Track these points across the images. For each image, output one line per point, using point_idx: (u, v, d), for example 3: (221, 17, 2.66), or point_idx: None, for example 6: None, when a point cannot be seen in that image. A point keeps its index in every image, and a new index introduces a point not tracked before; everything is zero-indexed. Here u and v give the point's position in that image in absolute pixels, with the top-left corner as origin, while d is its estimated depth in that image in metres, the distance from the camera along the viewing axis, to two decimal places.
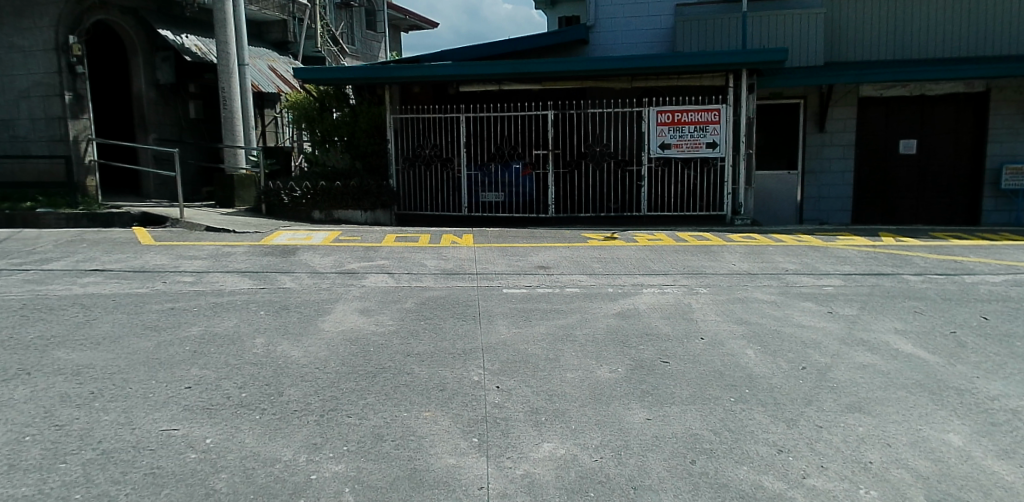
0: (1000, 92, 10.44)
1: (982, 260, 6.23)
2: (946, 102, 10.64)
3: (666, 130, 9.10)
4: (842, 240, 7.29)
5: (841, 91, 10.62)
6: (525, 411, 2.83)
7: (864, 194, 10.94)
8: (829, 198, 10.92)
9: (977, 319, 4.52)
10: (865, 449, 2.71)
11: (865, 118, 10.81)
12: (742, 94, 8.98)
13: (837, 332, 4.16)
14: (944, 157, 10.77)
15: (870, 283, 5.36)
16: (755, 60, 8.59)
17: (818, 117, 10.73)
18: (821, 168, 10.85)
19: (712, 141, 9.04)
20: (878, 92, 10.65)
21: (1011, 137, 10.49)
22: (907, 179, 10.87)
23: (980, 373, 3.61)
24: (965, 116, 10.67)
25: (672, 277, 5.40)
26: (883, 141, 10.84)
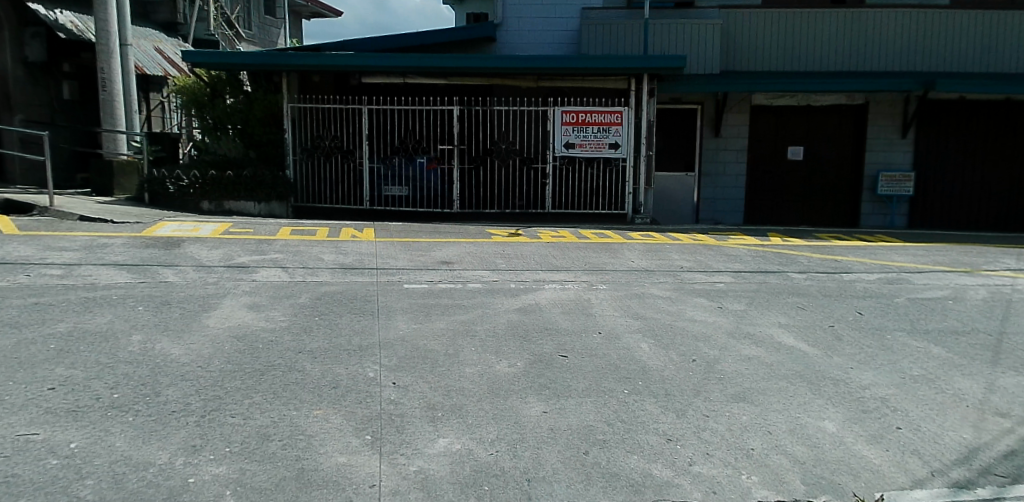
0: (877, 105, 11.29)
1: (859, 259, 6.72)
2: (830, 112, 11.41)
3: (571, 129, 9.31)
4: (734, 239, 7.67)
5: (735, 99, 11.17)
6: (421, 407, 2.79)
7: (755, 196, 11.57)
8: (723, 199, 11.51)
9: (852, 314, 4.86)
10: (747, 436, 2.86)
11: (757, 125, 11.42)
12: (643, 97, 9.30)
13: (726, 326, 4.36)
14: (828, 163, 11.54)
15: (758, 280, 5.66)
16: (656, 66, 8.88)
17: (714, 123, 11.25)
18: (716, 171, 11.42)
19: (615, 142, 9.33)
20: (769, 101, 11.29)
21: (886, 147, 11.38)
22: (795, 183, 11.57)
23: (854, 364, 3.91)
24: (847, 126, 11.46)
25: (573, 273, 5.50)
26: (774, 147, 11.49)
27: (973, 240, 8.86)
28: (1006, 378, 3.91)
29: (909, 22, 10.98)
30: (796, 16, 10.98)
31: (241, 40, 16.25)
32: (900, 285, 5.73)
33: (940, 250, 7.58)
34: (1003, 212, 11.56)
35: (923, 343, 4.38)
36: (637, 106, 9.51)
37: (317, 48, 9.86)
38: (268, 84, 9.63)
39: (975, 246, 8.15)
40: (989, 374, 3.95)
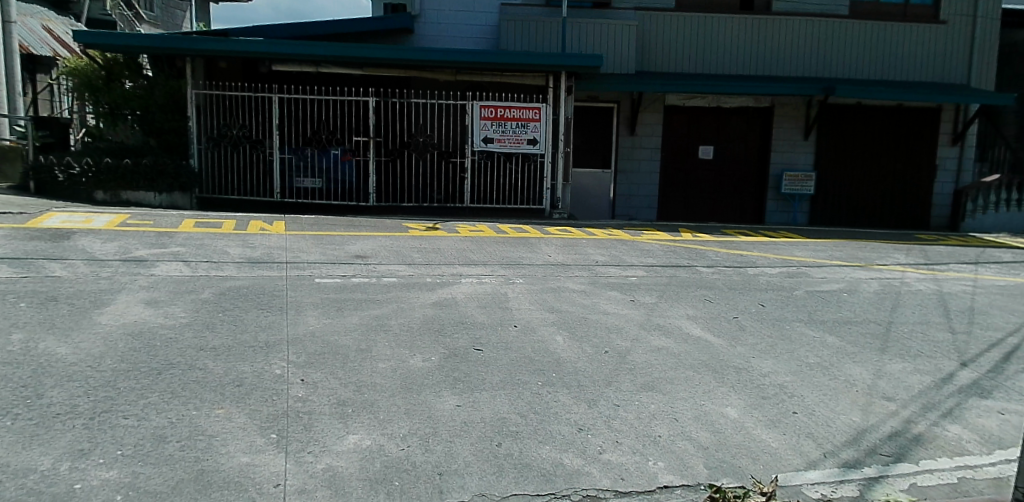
0: (781, 108, 11.89)
1: (763, 254, 7.07)
2: (737, 114, 11.94)
3: (489, 124, 9.31)
4: (647, 234, 7.92)
5: (649, 98, 11.53)
6: (331, 403, 2.73)
7: (668, 192, 11.97)
8: (637, 195, 11.86)
9: (755, 306, 5.12)
10: (654, 424, 3.01)
11: (671, 124, 11.82)
12: (561, 94, 9.43)
13: (637, 318, 4.50)
14: (736, 162, 12.09)
15: (669, 274, 5.86)
16: (573, 63, 9.06)
17: (630, 121, 11.58)
18: (631, 168, 11.76)
19: (533, 137, 9.39)
20: (682, 102, 11.70)
21: (790, 148, 12.02)
22: (705, 181, 12.07)
23: (756, 353, 4.14)
24: (754, 127, 12.03)
25: (490, 267, 5.52)
26: (686, 146, 11.92)
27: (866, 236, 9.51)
28: (890, 365, 4.31)
29: (809, 30, 11.64)
30: (706, 20, 11.43)
31: (141, 22, 15.37)
32: (800, 279, 6.07)
33: (836, 245, 8.09)
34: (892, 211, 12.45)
35: (818, 332, 4.71)
36: (555, 103, 9.64)
37: (224, 33, 9.47)
38: (170, 69, 9.18)
39: (868, 242, 8.74)
40: (876, 361, 4.33)
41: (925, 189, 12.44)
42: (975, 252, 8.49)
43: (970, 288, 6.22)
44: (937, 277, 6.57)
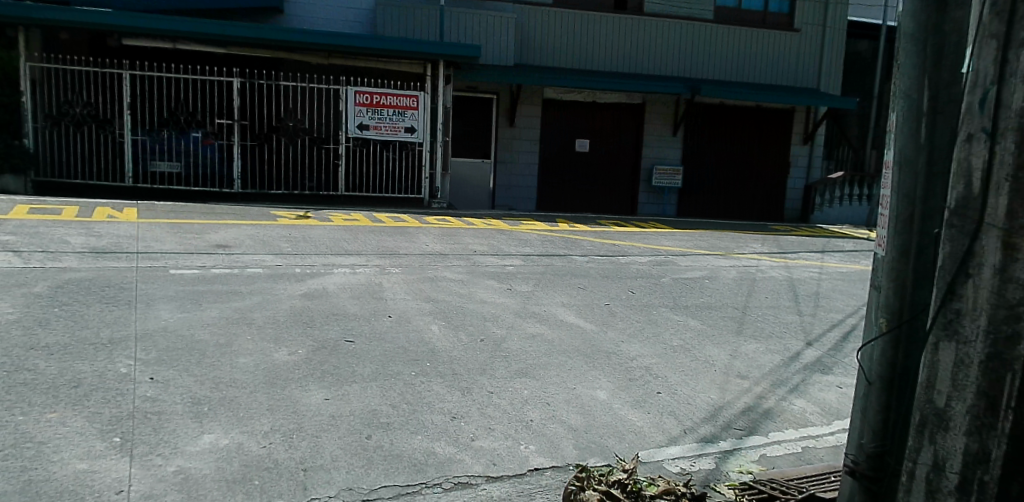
0: (653, 105, 12.50)
1: (634, 243, 7.40)
2: (613, 108, 12.38)
3: (365, 111, 9.26)
4: (525, 224, 8.07)
5: (527, 91, 11.75)
6: (185, 403, 2.61)
7: (546, 184, 12.26)
8: (517, 186, 12.10)
9: (625, 293, 5.36)
10: (527, 409, 3.15)
11: (549, 117, 12.08)
12: (439, 84, 9.49)
13: (513, 306, 4.60)
14: (612, 156, 12.58)
15: (545, 263, 5.99)
16: (453, 53, 9.24)
17: (509, 112, 11.76)
18: (510, 158, 11.97)
19: (410, 125, 9.44)
20: (560, 96, 12.00)
21: (661, 144, 12.67)
22: (582, 173, 12.48)
23: (625, 337, 4.45)
24: (628, 122, 12.51)
25: (365, 257, 5.41)
26: (564, 138, 12.25)
27: (729, 227, 10.20)
28: (746, 346, 4.72)
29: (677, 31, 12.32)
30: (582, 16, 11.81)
31: None
32: (667, 267, 6.41)
33: (702, 235, 8.59)
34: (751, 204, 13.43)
35: (683, 317, 5.05)
36: (432, 92, 9.71)
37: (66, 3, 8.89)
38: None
39: (730, 232, 9.37)
40: (733, 342, 4.74)
41: (780, 183, 13.50)
42: (822, 242, 9.33)
43: (816, 275, 6.82)
44: (789, 265, 7.16)
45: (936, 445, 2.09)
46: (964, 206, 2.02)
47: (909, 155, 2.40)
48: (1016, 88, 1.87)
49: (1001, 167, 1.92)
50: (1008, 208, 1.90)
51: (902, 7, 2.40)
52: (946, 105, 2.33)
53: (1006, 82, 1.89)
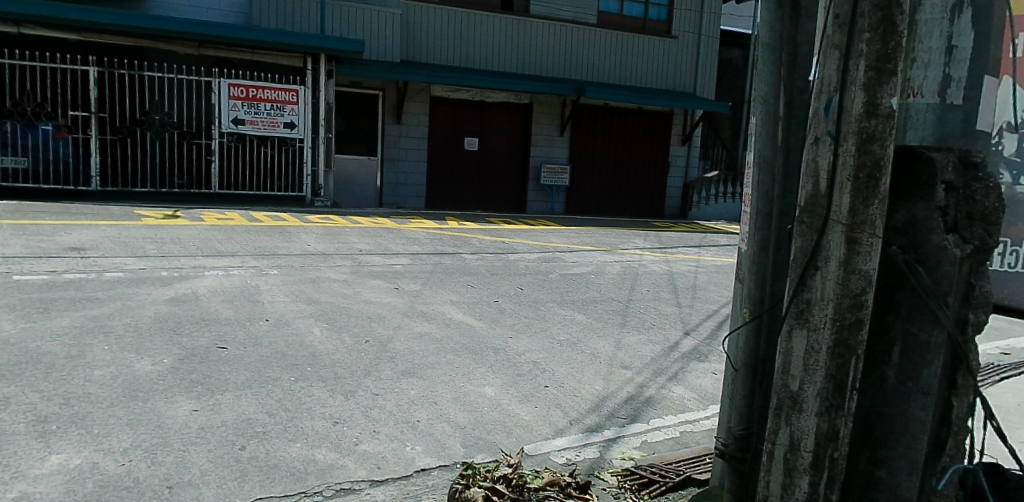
0: (539, 106, 13.77)
1: (523, 240, 7.53)
2: (500, 108, 13.61)
3: (241, 105, 9.73)
4: (413, 222, 8.10)
5: (413, 89, 12.64)
6: (29, 421, 2.66)
7: (435, 181, 13.26)
8: (405, 184, 12.94)
9: (514, 289, 5.52)
10: (414, 409, 3.26)
11: (437, 115, 13.08)
12: (319, 79, 10.16)
13: (400, 306, 4.72)
14: (497, 153, 13.76)
15: (434, 261, 6.01)
16: (333, 47, 9.84)
17: (395, 110, 12.58)
18: (397, 155, 12.80)
19: (290, 121, 10.05)
20: (446, 93, 13.00)
21: (546, 143, 13.96)
22: (471, 169, 13.62)
23: (513, 333, 4.63)
24: (515, 120, 13.75)
25: (240, 258, 5.30)
26: (453, 136, 13.31)
27: (614, 224, 10.57)
28: (629, 337, 4.99)
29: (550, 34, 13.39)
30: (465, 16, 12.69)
31: None
32: (555, 263, 6.56)
33: (589, 231, 8.90)
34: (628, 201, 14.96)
35: (569, 311, 5.25)
36: (312, 87, 10.33)
37: None
38: None
39: (615, 228, 9.73)
40: (617, 334, 5.00)
41: (652, 180, 15.09)
42: (700, 237, 9.89)
43: (693, 268, 7.21)
44: (669, 259, 7.52)
45: (791, 426, 2.25)
46: (811, 204, 2.17)
47: (767, 156, 2.57)
48: (855, 97, 2.04)
49: (843, 168, 2.09)
50: (850, 207, 2.09)
51: (759, 17, 2.55)
52: (799, 109, 2.51)
53: (847, 89, 2.06)
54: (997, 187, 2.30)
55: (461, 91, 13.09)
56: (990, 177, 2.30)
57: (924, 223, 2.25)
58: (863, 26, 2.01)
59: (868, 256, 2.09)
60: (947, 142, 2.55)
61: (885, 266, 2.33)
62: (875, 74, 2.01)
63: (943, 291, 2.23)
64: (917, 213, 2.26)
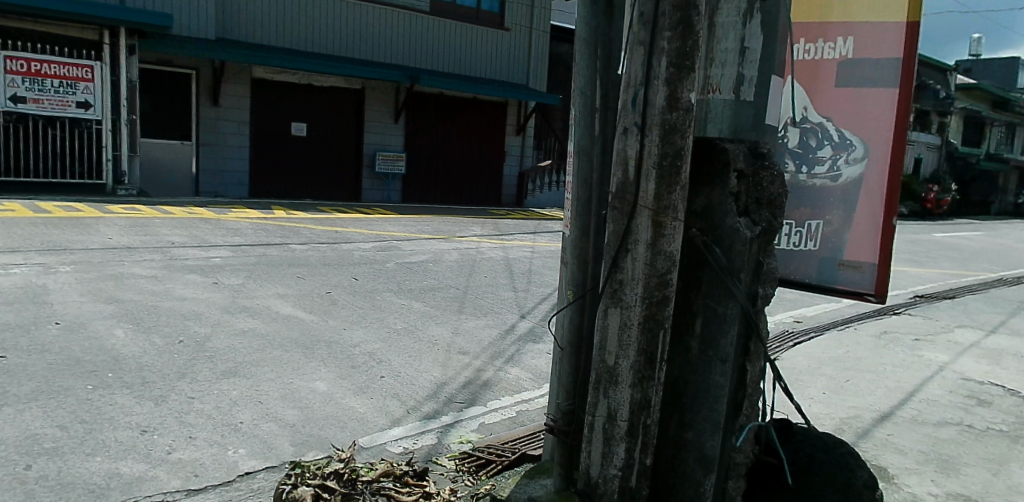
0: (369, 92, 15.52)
1: (357, 230, 7.50)
2: (325, 94, 15.05)
3: (23, 80, 10.09)
4: (235, 212, 7.87)
5: (231, 70, 13.64)
6: None
7: (258, 166, 14.38)
8: (225, 171, 13.88)
9: (347, 280, 5.56)
10: (236, 412, 3.27)
11: (258, 99, 14.16)
12: (119, 55, 10.86)
13: (219, 302, 4.66)
14: (324, 140, 15.25)
15: (257, 253, 5.94)
16: (137, 20, 10.72)
17: (212, 91, 13.47)
18: (214, 140, 13.67)
19: (83, 100, 10.55)
20: (269, 75, 14.13)
21: (381, 129, 15.83)
22: (300, 153, 14.97)
23: (347, 324, 4.66)
24: (342, 102, 15.30)
25: (25, 255, 4.96)
26: (278, 122, 14.55)
27: (452, 212, 10.66)
28: (467, 322, 5.11)
29: (357, 29, 14.64)
30: None
31: None
32: (391, 252, 6.57)
33: (426, 219, 8.98)
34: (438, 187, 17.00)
35: (405, 300, 5.32)
36: (111, 64, 10.93)
37: None
38: None
39: (452, 216, 9.85)
40: (455, 320, 5.10)
41: (467, 169, 17.40)
42: (535, 223, 10.32)
43: (529, 254, 7.45)
44: (506, 246, 7.73)
45: (608, 398, 2.39)
46: (622, 191, 2.31)
47: (585, 145, 2.70)
48: (659, 90, 2.20)
49: (648, 156, 2.25)
50: (655, 192, 2.25)
51: (577, 13, 2.67)
52: (613, 103, 2.67)
53: (651, 83, 2.21)
54: (780, 174, 2.60)
55: (285, 73, 14.32)
56: (773, 165, 2.59)
57: (720, 207, 2.48)
58: (664, 25, 2.17)
59: (672, 238, 2.28)
60: (739, 134, 2.91)
61: (689, 247, 2.54)
62: (674, 70, 2.18)
63: (737, 267, 2.47)
64: (714, 198, 2.49)
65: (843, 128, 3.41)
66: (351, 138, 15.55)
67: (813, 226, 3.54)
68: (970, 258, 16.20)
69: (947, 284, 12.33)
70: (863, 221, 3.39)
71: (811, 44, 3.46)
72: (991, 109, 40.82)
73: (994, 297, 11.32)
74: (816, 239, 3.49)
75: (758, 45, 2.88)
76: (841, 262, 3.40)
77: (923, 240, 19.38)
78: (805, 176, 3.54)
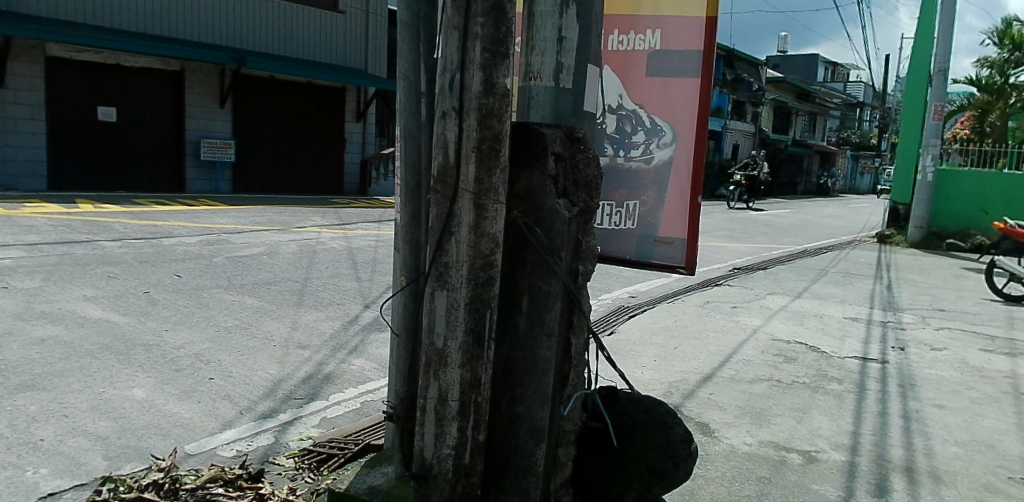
0: (188, 74, 15.55)
1: (179, 224, 7.02)
2: (136, 77, 14.88)
3: None
4: (31, 207, 7.07)
5: (26, 47, 13.12)
6: None
7: (59, 155, 13.95)
8: (17, 160, 13.27)
9: (169, 278, 5.21)
10: (36, 429, 2.97)
11: (56, 80, 13.72)
12: None
13: (14, 309, 4.19)
14: (136, 127, 15.07)
15: (59, 252, 5.39)
16: None
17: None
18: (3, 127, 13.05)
19: None
20: (70, 54, 13.71)
21: (204, 115, 15.98)
22: (107, 141, 14.64)
23: (168, 325, 4.37)
24: (156, 86, 15.22)
25: None
26: (82, 106, 14.19)
27: (290, 202, 10.27)
28: (305, 316, 4.95)
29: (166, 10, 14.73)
30: None
31: None
32: (219, 246, 6.24)
33: (261, 211, 8.55)
34: (272, 175, 17.50)
35: (237, 296, 5.08)
36: None
37: None
38: None
39: (289, 207, 9.49)
40: (292, 314, 4.93)
41: (297, 159, 18.03)
42: (378, 213, 10.21)
43: (372, 243, 7.35)
44: (348, 236, 7.57)
45: (439, 380, 2.41)
46: (443, 175, 2.31)
47: (412, 129, 2.68)
48: (474, 75, 2.23)
49: (467, 141, 2.27)
50: (475, 176, 2.29)
51: None
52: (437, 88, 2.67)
53: (466, 68, 2.24)
54: (593, 157, 2.76)
55: (91, 53, 13.98)
56: (587, 149, 2.74)
57: (540, 189, 2.57)
58: (477, 10, 2.20)
59: (493, 220, 2.35)
60: (560, 119, 3.04)
61: (511, 228, 2.62)
62: (489, 55, 2.22)
63: (558, 247, 2.59)
64: (533, 181, 2.58)
65: (655, 114, 3.68)
66: (168, 127, 15.51)
67: (631, 206, 3.79)
68: (779, 233, 18.18)
69: (760, 256, 13.77)
70: (673, 199, 3.70)
71: (624, 35, 3.70)
72: (795, 100, 45.91)
73: (798, 267, 12.83)
74: (633, 217, 3.76)
75: (575, 34, 3.01)
76: (656, 238, 3.72)
77: (742, 219, 21.44)
78: (623, 159, 3.79)
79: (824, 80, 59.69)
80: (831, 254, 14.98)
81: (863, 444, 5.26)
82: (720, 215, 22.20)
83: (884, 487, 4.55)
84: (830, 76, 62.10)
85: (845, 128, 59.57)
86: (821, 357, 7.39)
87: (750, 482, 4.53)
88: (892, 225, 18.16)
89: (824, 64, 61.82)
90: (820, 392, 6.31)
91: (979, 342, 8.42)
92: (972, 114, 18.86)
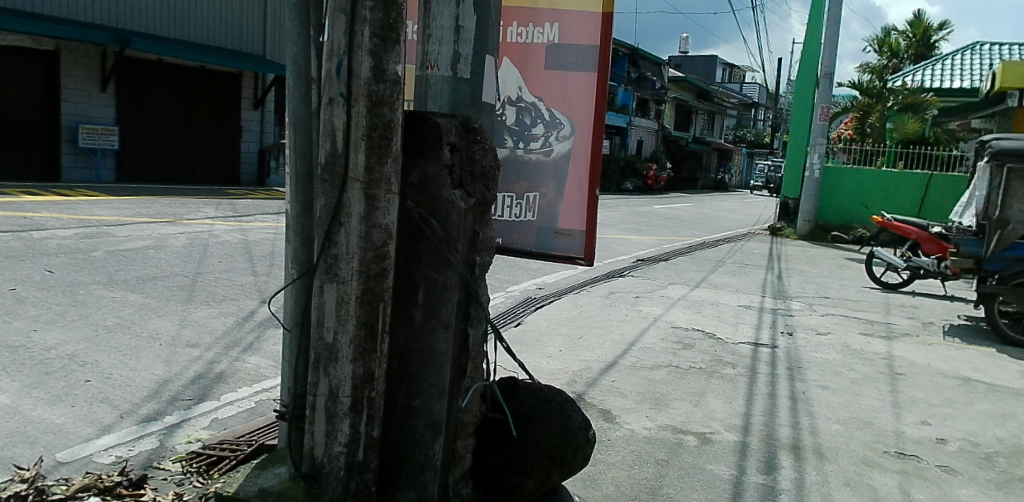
0: (64, 55, 14.59)
1: (54, 215, 6.51)
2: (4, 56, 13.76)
3: None
4: None
5: None
6: None
7: None
8: None
9: (41, 274, 4.82)
10: None
11: None
12: None
13: None
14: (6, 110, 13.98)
15: None
16: None
17: None
18: None
19: None
20: None
21: (85, 100, 15.06)
22: None
23: (39, 325, 4.05)
24: (27, 66, 14.16)
25: None
26: None
27: (181, 193, 9.78)
28: (196, 312, 4.70)
29: None
30: None
31: None
32: (98, 239, 5.83)
33: (148, 202, 8.06)
34: (160, 163, 16.72)
35: (118, 292, 4.77)
36: None
37: None
38: None
39: (180, 198, 9.00)
40: (181, 311, 4.67)
41: (189, 147, 17.40)
42: (278, 205, 9.87)
43: (271, 236, 7.09)
44: (245, 228, 7.27)
45: (329, 376, 2.33)
46: (331, 163, 2.23)
47: (301, 116, 2.57)
48: (363, 61, 2.17)
49: (356, 128, 2.21)
50: (365, 165, 2.24)
51: None
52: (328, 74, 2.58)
53: (355, 53, 2.17)
54: (490, 148, 2.76)
55: None
56: (484, 140, 2.73)
57: (435, 179, 2.54)
58: None
59: (385, 211, 2.30)
60: (458, 110, 3.02)
61: (405, 219, 2.57)
62: (378, 40, 2.17)
63: (453, 238, 2.56)
64: (428, 171, 2.54)
65: (553, 107, 3.73)
66: (42, 111, 14.50)
67: (532, 197, 3.83)
68: (680, 225, 18.95)
69: (661, 248, 14.30)
70: (571, 191, 3.76)
71: (522, 27, 3.72)
72: (695, 99, 47.92)
73: (697, 258, 13.42)
74: (533, 209, 3.79)
75: (472, 24, 2.99)
76: (555, 230, 3.77)
77: (646, 212, 22.18)
78: (522, 151, 3.82)
79: (722, 80, 62.67)
80: (728, 245, 15.78)
81: (753, 424, 5.57)
82: (625, 209, 22.88)
83: (772, 464, 4.84)
84: (728, 77, 65.19)
85: (741, 126, 62.75)
86: (716, 343, 7.77)
87: (649, 465, 4.70)
88: (783, 219, 19.32)
89: (722, 65, 64.83)
90: (715, 377, 6.63)
91: (858, 326, 9.11)
92: (854, 116, 20.21)
